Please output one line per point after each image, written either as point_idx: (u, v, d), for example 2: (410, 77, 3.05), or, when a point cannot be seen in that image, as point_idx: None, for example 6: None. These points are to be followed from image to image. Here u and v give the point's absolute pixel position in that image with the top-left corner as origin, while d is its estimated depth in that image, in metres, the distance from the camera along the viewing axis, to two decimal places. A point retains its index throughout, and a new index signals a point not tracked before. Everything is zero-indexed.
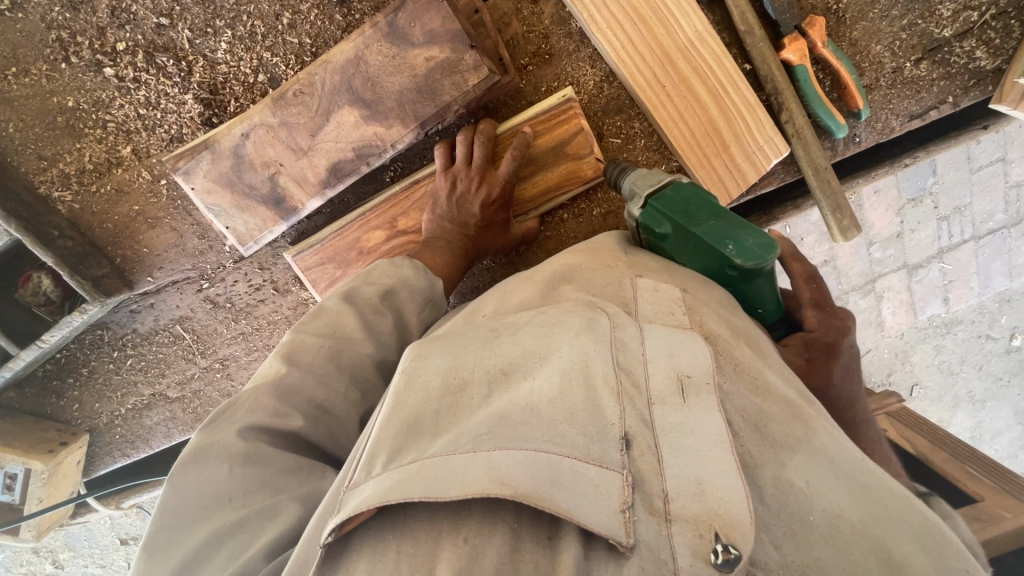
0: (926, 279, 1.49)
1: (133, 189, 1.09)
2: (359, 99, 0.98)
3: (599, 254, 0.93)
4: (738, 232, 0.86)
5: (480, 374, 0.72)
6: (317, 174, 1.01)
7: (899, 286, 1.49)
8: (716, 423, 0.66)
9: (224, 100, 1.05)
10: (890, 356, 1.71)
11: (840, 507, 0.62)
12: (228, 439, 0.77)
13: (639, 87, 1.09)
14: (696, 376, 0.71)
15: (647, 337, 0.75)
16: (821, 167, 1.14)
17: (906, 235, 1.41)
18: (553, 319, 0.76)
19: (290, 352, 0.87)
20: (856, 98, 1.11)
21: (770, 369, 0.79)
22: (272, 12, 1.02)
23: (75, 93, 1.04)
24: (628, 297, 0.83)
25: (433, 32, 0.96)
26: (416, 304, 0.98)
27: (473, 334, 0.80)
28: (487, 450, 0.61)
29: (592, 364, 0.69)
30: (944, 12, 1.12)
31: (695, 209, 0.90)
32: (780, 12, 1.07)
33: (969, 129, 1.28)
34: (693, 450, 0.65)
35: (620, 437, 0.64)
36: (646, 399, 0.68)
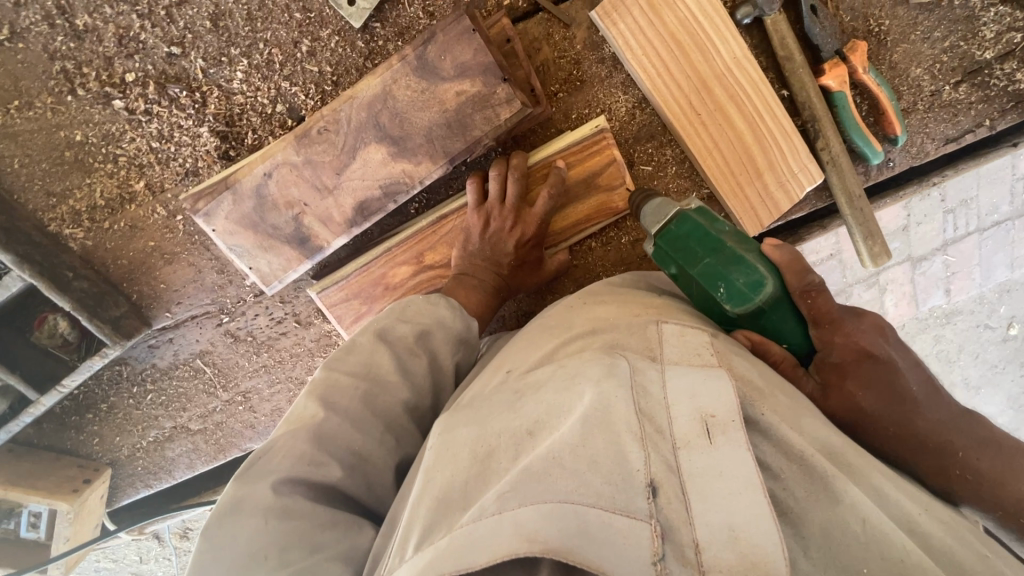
0: (929, 272, 1.34)
1: (147, 225, 1.05)
2: (386, 136, 0.94)
3: (627, 304, 0.92)
4: (728, 270, 0.83)
5: (506, 438, 0.72)
6: (343, 212, 0.97)
7: (901, 279, 1.34)
8: (747, 463, 0.63)
9: (242, 132, 1.00)
10: None
11: (904, 552, 0.61)
12: (263, 494, 0.75)
13: (674, 115, 1.05)
14: (721, 414, 0.67)
15: (668, 379, 0.72)
16: (856, 194, 1.10)
17: (912, 227, 1.27)
18: (574, 371, 0.75)
19: (323, 393, 0.84)
20: (894, 124, 1.08)
21: (809, 418, 0.75)
22: (290, 40, 0.96)
23: (84, 126, 0.98)
24: (654, 341, 0.80)
25: (465, 65, 0.91)
26: (449, 347, 0.95)
27: (498, 395, 0.80)
28: (511, 509, 0.61)
29: (614, 410, 0.67)
30: (987, 33, 1.09)
31: (695, 246, 0.86)
32: (822, 37, 1.03)
33: (998, 145, 1.23)
34: (725, 495, 0.62)
35: (646, 484, 0.62)
36: (671, 444, 0.65)
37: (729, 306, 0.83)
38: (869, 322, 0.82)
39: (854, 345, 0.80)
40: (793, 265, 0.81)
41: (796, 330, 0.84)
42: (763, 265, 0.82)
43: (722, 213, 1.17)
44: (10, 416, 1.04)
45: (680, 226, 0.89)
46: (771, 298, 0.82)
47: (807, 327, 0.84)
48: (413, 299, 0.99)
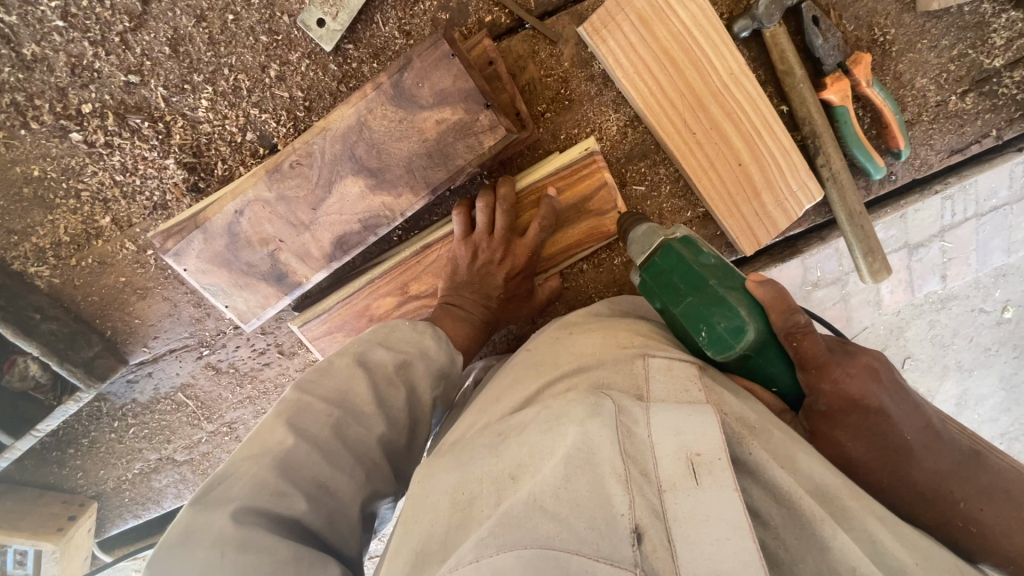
0: (926, 258, 1.26)
1: (117, 260, 1.00)
2: (363, 168, 0.89)
3: (613, 334, 0.88)
4: (710, 313, 0.79)
5: (487, 484, 0.68)
6: (321, 247, 0.93)
7: (898, 266, 1.26)
8: (733, 506, 0.61)
9: (210, 162, 0.94)
10: (884, 332, 1.43)
11: None
12: (219, 522, 0.67)
13: (666, 135, 0.99)
14: (706, 453, 0.65)
15: (653, 417, 0.70)
16: (857, 212, 1.04)
17: (910, 214, 1.20)
18: (557, 410, 0.72)
19: (292, 417, 0.79)
20: (897, 139, 1.03)
21: (804, 451, 0.70)
22: (257, 64, 0.90)
23: (41, 161, 0.93)
24: (640, 377, 0.77)
25: (444, 92, 0.85)
26: (432, 378, 0.89)
27: (479, 439, 0.76)
28: (489, 556, 0.58)
29: (599, 450, 0.65)
30: (997, 40, 1.03)
31: (678, 283, 0.82)
32: (825, 49, 0.97)
33: (1005, 150, 1.18)
34: (710, 543, 0.59)
35: (631, 530, 0.60)
36: (656, 486, 0.64)
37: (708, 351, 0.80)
38: (860, 362, 0.77)
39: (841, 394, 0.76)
40: (776, 305, 0.77)
41: (783, 372, 0.81)
42: (746, 310, 0.78)
43: (717, 231, 1.12)
44: None
45: (664, 259, 0.84)
46: (752, 345, 0.78)
47: (794, 369, 0.80)
48: (399, 321, 0.94)
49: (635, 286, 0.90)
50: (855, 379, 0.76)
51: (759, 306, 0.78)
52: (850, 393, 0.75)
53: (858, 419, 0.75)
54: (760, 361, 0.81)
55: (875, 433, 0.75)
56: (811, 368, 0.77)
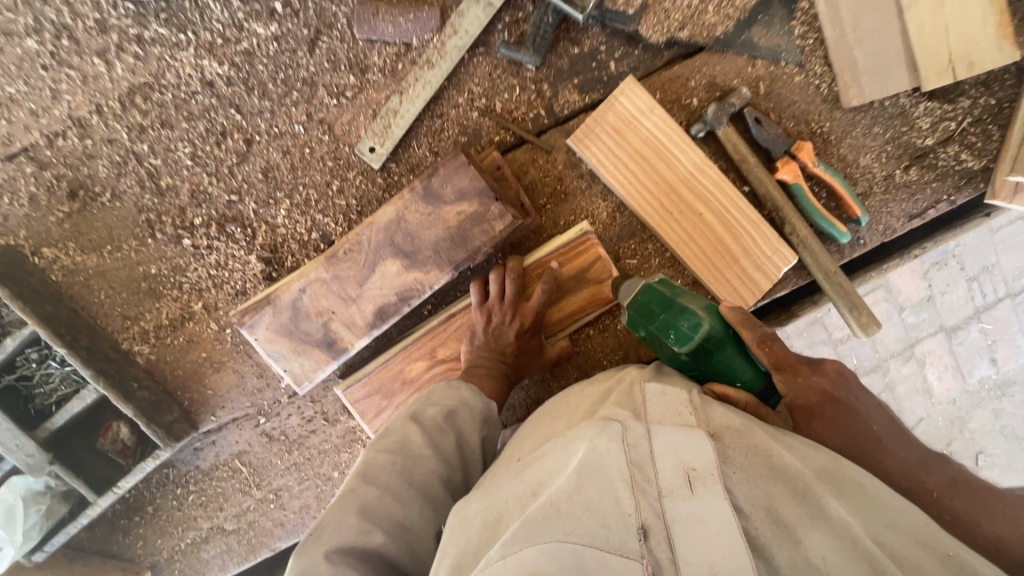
0: (970, 339, 1.44)
1: (202, 338, 1.22)
2: (400, 252, 1.11)
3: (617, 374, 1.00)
4: (675, 319, 0.93)
5: (514, 502, 0.78)
6: (365, 316, 1.13)
7: (939, 350, 1.44)
8: (723, 509, 0.69)
9: (283, 256, 1.19)
10: (946, 424, 1.53)
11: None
12: (318, 563, 0.78)
13: (647, 212, 1.19)
14: (702, 467, 0.73)
15: (654, 435, 0.78)
16: (832, 270, 1.19)
17: (937, 297, 1.39)
18: (573, 436, 0.82)
19: (365, 470, 0.91)
20: (853, 208, 1.19)
21: (786, 448, 0.79)
22: (324, 181, 1.19)
23: (158, 262, 1.20)
24: (638, 401, 0.86)
25: (462, 190, 1.10)
26: (475, 423, 1.02)
27: (509, 472, 0.88)
28: (516, 552, 0.66)
29: (609, 464, 0.75)
30: (923, 124, 1.22)
31: (653, 307, 0.97)
32: (769, 142, 1.19)
33: (972, 216, 1.34)
34: (704, 538, 0.67)
35: (637, 526, 0.69)
36: (657, 492, 0.72)
37: (682, 352, 0.93)
38: (827, 369, 0.91)
39: (815, 388, 0.88)
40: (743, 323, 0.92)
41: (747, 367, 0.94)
42: (703, 311, 0.93)
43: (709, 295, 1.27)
44: (71, 517, 1.17)
45: (641, 294, 1.00)
46: (715, 339, 0.92)
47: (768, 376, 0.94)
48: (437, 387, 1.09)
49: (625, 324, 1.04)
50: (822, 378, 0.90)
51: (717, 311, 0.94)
52: (822, 386, 0.89)
53: (831, 412, 0.87)
54: (727, 359, 0.93)
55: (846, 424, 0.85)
56: (784, 370, 0.91)
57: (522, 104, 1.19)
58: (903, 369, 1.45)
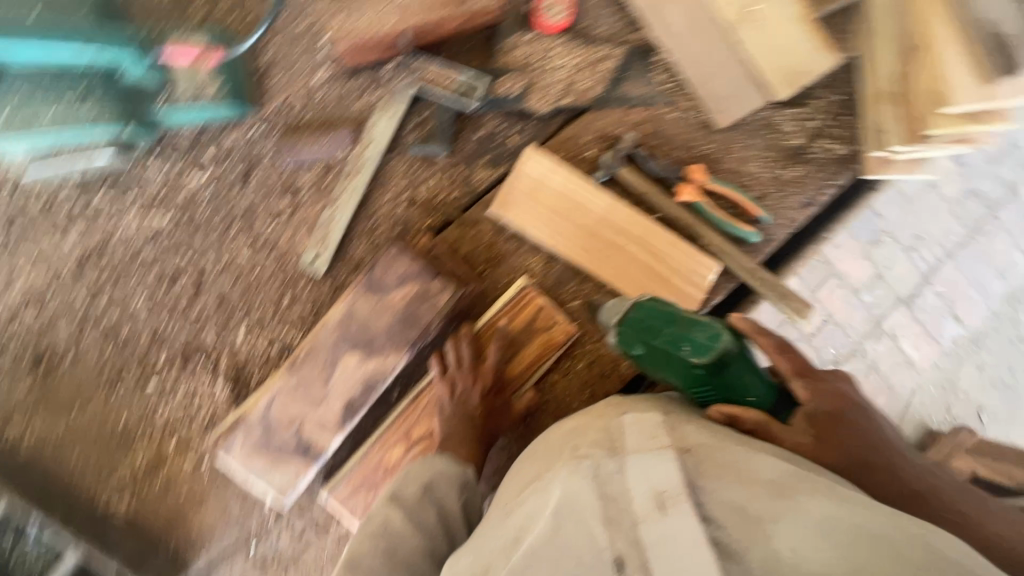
0: (928, 305, 1.79)
1: (180, 476, 1.22)
2: (357, 344, 1.18)
3: (592, 410, 1.01)
4: (690, 332, 0.99)
5: (498, 555, 0.80)
6: (335, 414, 1.16)
7: (906, 321, 1.78)
8: (693, 527, 0.68)
9: (248, 376, 1.24)
10: (938, 392, 1.82)
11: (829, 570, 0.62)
12: None
13: (576, 258, 1.31)
14: (671, 489, 0.72)
15: (627, 466, 0.77)
16: (755, 268, 1.33)
17: (885, 273, 1.76)
18: (549, 481, 0.83)
19: (350, 559, 0.95)
20: (753, 209, 1.34)
21: (761, 458, 0.80)
22: (275, 297, 1.26)
23: (127, 411, 1.22)
24: (616, 434, 0.85)
25: (402, 275, 1.19)
26: (454, 492, 1.04)
27: (494, 525, 0.89)
28: None
29: (580, 502, 0.75)
30: (789, 128, 1.40)
31: (655, 323, 1.02)
32: (664, 172, 1.34)
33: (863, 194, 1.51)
34: (676, 560, 0.65)
35: (613, 560, 0.70)
36: (630, 522, 0.71)
37: (697, 361, 0.98)
38: (831, 385, 1.03)
39: (833, 400, 1.01)
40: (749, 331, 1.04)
41: (758, 380, 1.02)
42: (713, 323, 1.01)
43: None
44: None
45: (638, 311, 1.04)
46: (730, 348, 0.99)
47: (755, 386, 1.02)
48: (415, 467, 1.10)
49: (616, 344, 1.08)
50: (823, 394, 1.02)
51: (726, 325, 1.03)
52: (832, 404, 1.00)
53: (843, 427, 0.98)
54: (731, 372, 1.01)
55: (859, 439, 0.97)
56: (805, 380, 1.03)
57: (442, 188, 1.32)
58: (880, 346, 1.79)
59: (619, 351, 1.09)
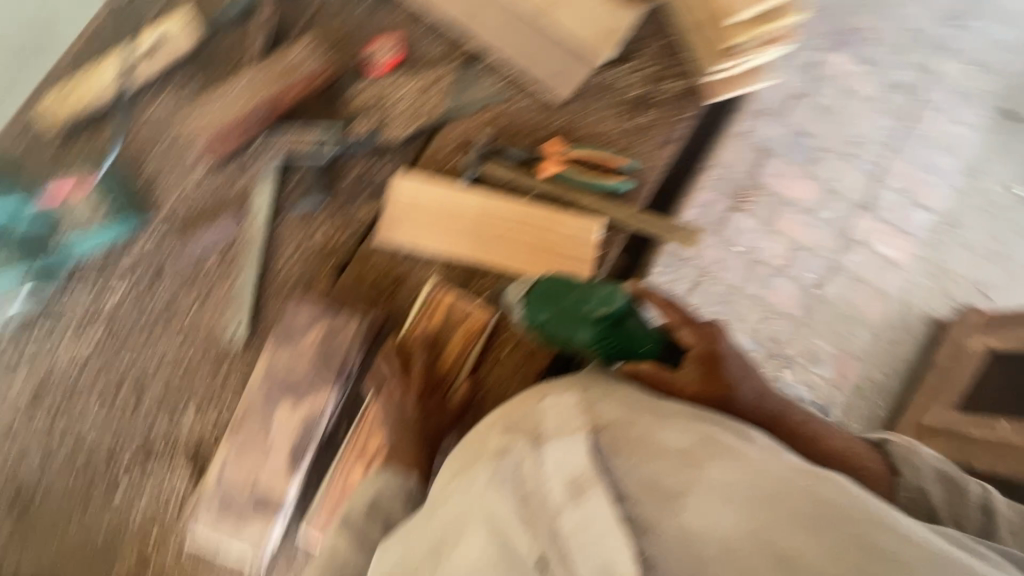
0: (869, 226, 2.53)
1: (165, 566, 1.29)
2: (285, 394, 1.28)
3: (509, 403, 0.97)
4: (593, 290, 1.16)
5: (425, 554, 0.81)
6: (283, 464, 1.26)
7: (862, 235, 2.53)
8: (603, 511, 0.73)
9: (204, 455, 1.32)
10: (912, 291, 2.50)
11: (725, 528, 0.69)
12: None
13: (467, 255, 1.39)
14: (582, 472, 0.77)
15: (540, 455, 0.81)
16: (633, 212, 1.42)
17: (815, 210, 2.54)
18: (471, 475, 0.85)
19: None
20: (616, 160, 1.44)
21: (665, 426, 0.83)
22: (209, 376, 1.36)
23: (105, 519, 1.30)
24: (533, 422, 0.87)
25: (309, 319, 1.30)
26: (399, 504, 1.15)
27: (415, 521, 0.89)
28: None
29: (497, 506, 0.78)
30: (624, 84, 1.49)
31: (560, 289, 1.18)
32: (524, 156, 1.46)
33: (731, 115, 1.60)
34: (594, 540, 0.71)
35: (537, 559, 0.73)
36: (549, 517, 0.75)
37: (598, 313, 1.13)
38: (709, 329, 1.13)
39: (712, 337, 1.11)
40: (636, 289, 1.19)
41: (647, 333, 1.16)
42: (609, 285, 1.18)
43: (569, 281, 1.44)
44: None
45: (541, 285, 1.20)
46: (625, 301, 1.16)
47: (649, 339, 1.16)
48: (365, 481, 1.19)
49: (522, 316, 1.21)
50: (705, 341, 1.11)
51: (619, 285, 1.21)
52: (715, 347, 1.10)
53: (723, 361, 1.09)
54: (624, 325, 1.15)
55: (737, 368, 1.09)
56: (690, 325, 1.14)
57: (333, 233, 1.43)
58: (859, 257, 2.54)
59: (524, 324, 1.21)
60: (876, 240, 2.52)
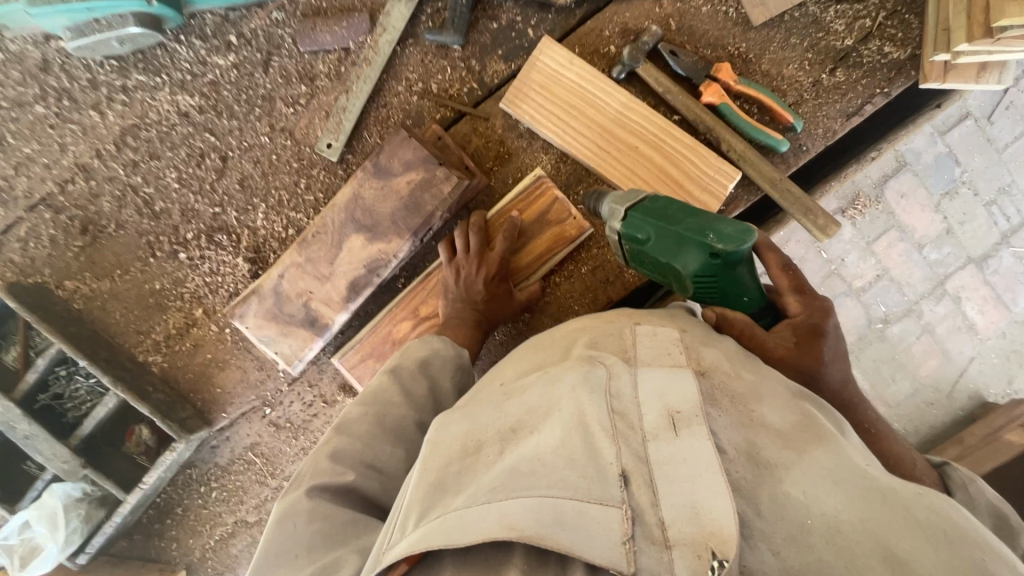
0: (1003, 267, 1.84)
1: (206, 340, 1.34)
2: (362, 227, 1.23)
3: (603, 314, 1.00)
4: (715, 223, 0.98)
5: (492, 434, 0.77)
6: (340, 293, 1.24)
7: (975, 283, 1.83)
8: (706, 451, 0.70)
9: (266, 255, 1.32)
10: (1002, 361, 1.87)
11: (836, 509, 0.68)
12: (304, 497, 0.81)
13: (585, 158, 1.26)
14: (685, 410, 0.75)
15: (640, 380, 0.80)
16: (776, 179, 1.24)
17: (957, 228, 1.80)
18: (555, 374, 0.82)
19: (341, 423, 0.92)
20: (785, 115, 1.23)
21: (769, 397, 0.82)
22: (292, 181, 1.32)
23: (162, 278, 1.34)
24: (629, 343, 0.88)
25: (409, 161, 1.21)
26: (448, 372, 1.05)
27: (485, 401, 0.85)
28: (499, 500, 0.65)
29: (588, 413, 0.73)
30: (837, 26, 1.26)
31: (676, 213, 1.03)
32: (689, 69, 1.25)
33: (926, 110, 1.38)
34: (686, 480, 0.68)
35: (619, 475, 0.68)
36: (641, 436, 0.72)
37: (719, 249, 0.96)
38: (818, 304, 1.03)
39: (820, 312, 1.02)
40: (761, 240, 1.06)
41: (755, 287, 1.02)
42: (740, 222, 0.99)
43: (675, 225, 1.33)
44: (106, 518, 1.28)
45: (655, 203, 1.08)
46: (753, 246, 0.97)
47: (757, 293, 1.03)
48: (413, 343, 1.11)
49: (622, 229, 1.09)
50: (810, 313, 1.02)
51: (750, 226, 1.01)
52: (819, 323, 1.02)
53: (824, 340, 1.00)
54: (736, 273, 0.99)
55: (833, 349, 1.02)
56: (803, 294, 1.05)
57: (457, 81, 1.31)
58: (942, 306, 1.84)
59: (622, 239, 1.11)
60: (966, 301, 1.84)
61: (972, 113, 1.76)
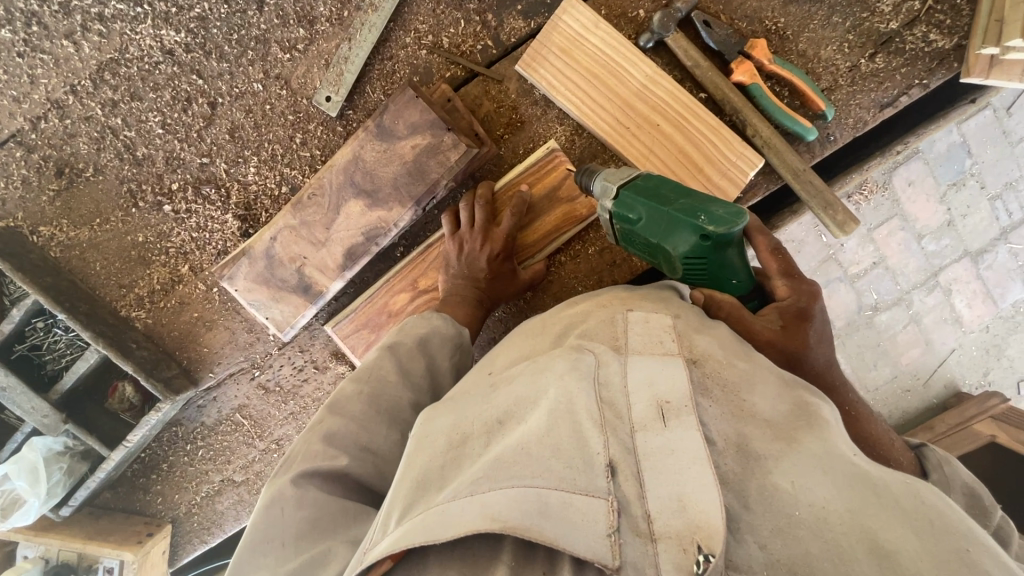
0: (997, 262, 1.83)
1: (192, 299, 1.29)
2: (361, 191, 1.16)
3: (598, 300, 0.94)
4: (709, 204, 0.90)
5: (479, 427, 0.73)
6: (335, 259, 1.18)
7: (966, 276, 1.82)
8: (694, 442, 0.66)
9: (257, 213, 1.24)
10: (982, 353, 1.89)
11: (824, 498, 0.63)
12: (294, 484, 0.79)
13: (601, 132, 1.18)
14: (675, 400, 0.71)
15: (629, 368, 0.75)
16: (800, 169, 1.18)
17: (959, 221, 1.77)
18: (544, 363, 0.77)
19: (334, 404, 0.89)
20: (816, 101, 1.15)
21: (764, 385, 0.76)
22: (287, 135, 1.22)
23: (145, 230, 1.26)
24: (619, 331, 0.82)
25: (414, 124, 1.13)
26: (445, 351, 1.02)
27: (475, 392, 0.81)
28: (482, 491, 0.61)
29: (578, 402, 0.69)
30: (884, 8, 1.18)
31: (667, 191, 0.94)
32: (721, 43, 1.16)
33: (958, 104, 1.31)
34: (672, 470, 0.65)
35: (605, 464, 0.64)
36: (629, 428, 0.69)
37: (710, 231, 0.87)
38: (804, 288, 0.97)
39: (808, 297, 0.96)
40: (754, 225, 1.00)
41: (745, 271, 0.96)
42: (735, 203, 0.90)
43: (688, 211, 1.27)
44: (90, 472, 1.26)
45: (647, 180, 0.98)
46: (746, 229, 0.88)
47: (747, 276, 0.96)
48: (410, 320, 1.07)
49: (611, 208, 0.99)
50: (796, 298, 0.97)
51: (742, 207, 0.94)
52: (805, 309, 0.95)
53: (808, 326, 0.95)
54: (726, 254, 0.92)
55: (820, 335, 0.96)
56: (792, 277, 0.98)
57: (470, 36, 1.21)
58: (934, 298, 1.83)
59: (612, 217, 1.01)
60: (955, 295, 1.83)
61: (993, 104, 1.68)
